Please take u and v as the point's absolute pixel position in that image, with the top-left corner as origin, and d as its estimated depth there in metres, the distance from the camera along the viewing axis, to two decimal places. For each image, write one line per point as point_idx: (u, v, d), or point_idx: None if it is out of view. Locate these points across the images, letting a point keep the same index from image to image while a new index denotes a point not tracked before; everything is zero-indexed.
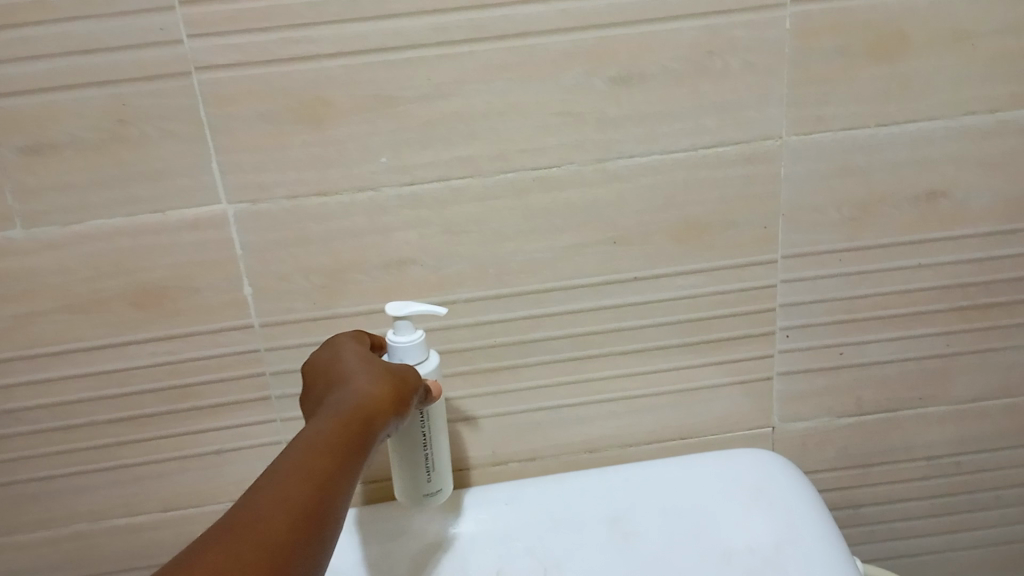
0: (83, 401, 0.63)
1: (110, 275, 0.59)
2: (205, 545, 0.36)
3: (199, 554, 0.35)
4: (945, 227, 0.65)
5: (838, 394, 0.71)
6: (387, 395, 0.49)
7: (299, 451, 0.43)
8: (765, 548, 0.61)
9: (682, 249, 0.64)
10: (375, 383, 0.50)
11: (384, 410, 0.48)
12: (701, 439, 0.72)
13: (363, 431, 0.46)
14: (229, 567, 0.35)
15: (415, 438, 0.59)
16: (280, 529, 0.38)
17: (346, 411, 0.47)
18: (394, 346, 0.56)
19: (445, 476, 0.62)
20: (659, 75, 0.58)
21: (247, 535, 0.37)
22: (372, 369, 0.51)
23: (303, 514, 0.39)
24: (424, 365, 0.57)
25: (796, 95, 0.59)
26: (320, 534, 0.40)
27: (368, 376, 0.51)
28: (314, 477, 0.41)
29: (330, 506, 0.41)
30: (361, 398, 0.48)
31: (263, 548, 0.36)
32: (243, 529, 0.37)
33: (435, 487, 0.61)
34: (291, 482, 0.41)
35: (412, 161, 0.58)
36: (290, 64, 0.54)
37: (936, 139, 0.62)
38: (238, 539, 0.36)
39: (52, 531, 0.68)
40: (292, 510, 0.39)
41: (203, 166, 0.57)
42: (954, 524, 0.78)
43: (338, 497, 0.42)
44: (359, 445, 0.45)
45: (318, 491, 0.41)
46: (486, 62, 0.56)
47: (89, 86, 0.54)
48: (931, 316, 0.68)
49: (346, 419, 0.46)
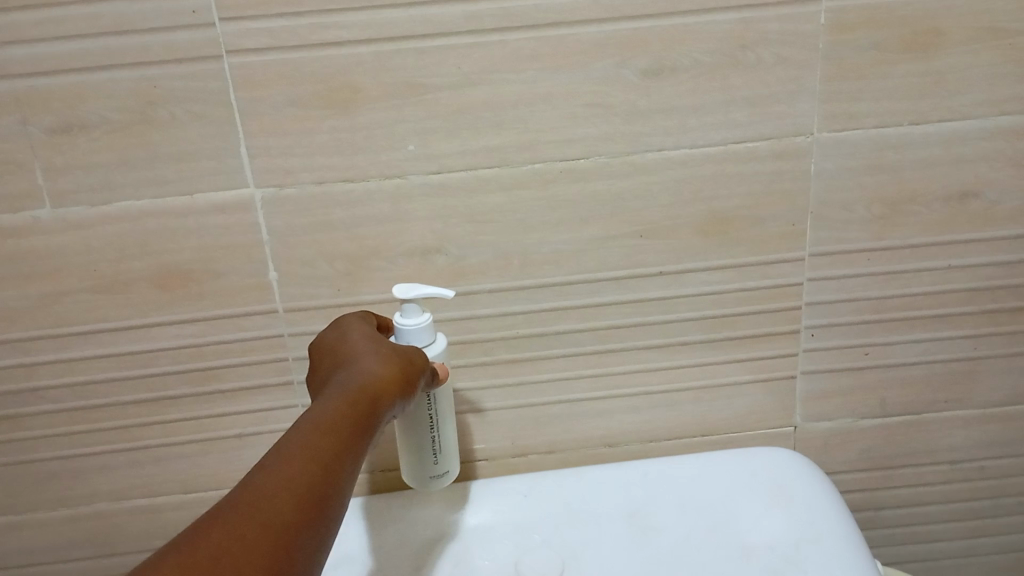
0: (106, 381, 0.63)
1: (136, 256, 0.59)
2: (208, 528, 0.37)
3: (202, 539, 0.36)
4: (976, 228, 0.64)
5: (862, 394, 0.70)
6: (392, 375, 0.49)
7: (305, 429, 0.43)
8: (784, 546, 0.61)
9: (708, 244, 0.63)
10: (381, 363, 0.49)
11: (390, 390, 0.48)
12: (721, 436, 0.72)
13: (368, 411, 0.46)
14: (229, 554, 0.36)
15: (423, 421, 0.59)
16: (284, 513, 0.38)
17: (351, 391, 0.46)
18: (401, 329, 0.56)
19: (453, 460, 0.62)
20: (690, 67, 0.57)
21: (250, 519, 0.37)
22: (378, 350, 0.51)
23: (307, 497, 0.40)
24: (432, 348, 0.57)
25: (828, 90, 0.59)
26: (324, 516, 0.40)
27: (375, 356, 0.50)
28: (320, 457, 0.42)
29: (335, 487, 0.41)
30: (366, 378, 0.48)
31: (265, 532, 0.37)
32: (247, 513, 0.37)
33: (441, 470, 0.61)
34: (296, 461, 0.41)
35: (439, 149, 0.58)
36: (321, 49, 0.54)
37: (969, 138, 0.61)
38: (241, 524, 0.37)
39: (73, 510, 0.68)
40: (297, 492, 0.39)
41: (231, 149, 0.57)
42: (976, 529, 0.77)
43: (344, 477, 0.42)
44: (365, 425, 0.45)
45: (323, 472, 0.41)
46: (516, 51, 0.55)
47: (120, 68, 0.54)
48: (959, 318, 0.68)
49: (351, 399, 0.46)
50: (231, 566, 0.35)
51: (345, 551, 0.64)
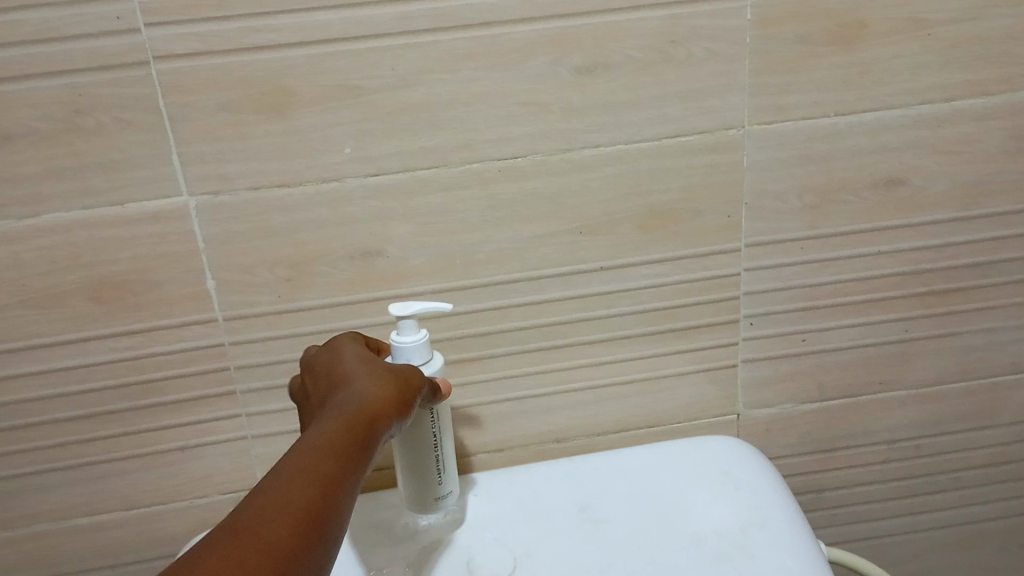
0: (41, 398, 0.61)
1: (67, 269, 0.58)
2: (208, 554, 0.36)
3: (201, 564, 0.36)
4: (903, 214, 0.66)
5: (801, 380, 0.72)
6: (390, 396, 0.49)
7: (304, 452, 0.43)
8: (732, 531, 0.62)
9: (648, 238, 0.64)
10: (377, 385, 0.49)
11: (388, 410, 0.48)
12: (667, 427, 0.73)
13: (368, 434, 0.46)
14: None
15: (426, 440, 0.60)
16: (283, 536, 0.38)
17: (350, 413, 0.46)
18: (399, 346, 0.57)
19: (453, 478, 0.63)
20: (624, 64, 0.58)
21: (251, 543, 0.37)
22: (374, 371, 0.51)
23: (307, 518, 0.39)
24: (430, 366, 0.57)
25: (758, 83, 0.60)
26: (325, 535, 0.40)
27: (370, 377, 0.50)
28: (320, 479, 0.41)
29: (336, 507, 0.41)
30: (363, 401, 0.47)
31: (265, 556, 0.37)
32: (248, 536, 0.37)
33: (444, 489, 0.63)
34: (295, 484, 0.41)
35: (377, 151, 0.58)
36: (251, 53, 0.54)
37: (893, 126, 0.63)
38: (241, 549, 0.37)
39: (11, 532, 0.66)
40: (296, 515, 0.39)
41: (163, 156, 0.56)
42: (913, 506, 0.80)
43: (344, 497, 0.42)
44: (364, 445, 0.45)
45: (323, 493, 0.41)
46: (450, 52, 0.56)
47: (43, 76, 0.53)
48: (890, 302, 0.70)
49: (351, 421, 0.46)
50: None
51: None
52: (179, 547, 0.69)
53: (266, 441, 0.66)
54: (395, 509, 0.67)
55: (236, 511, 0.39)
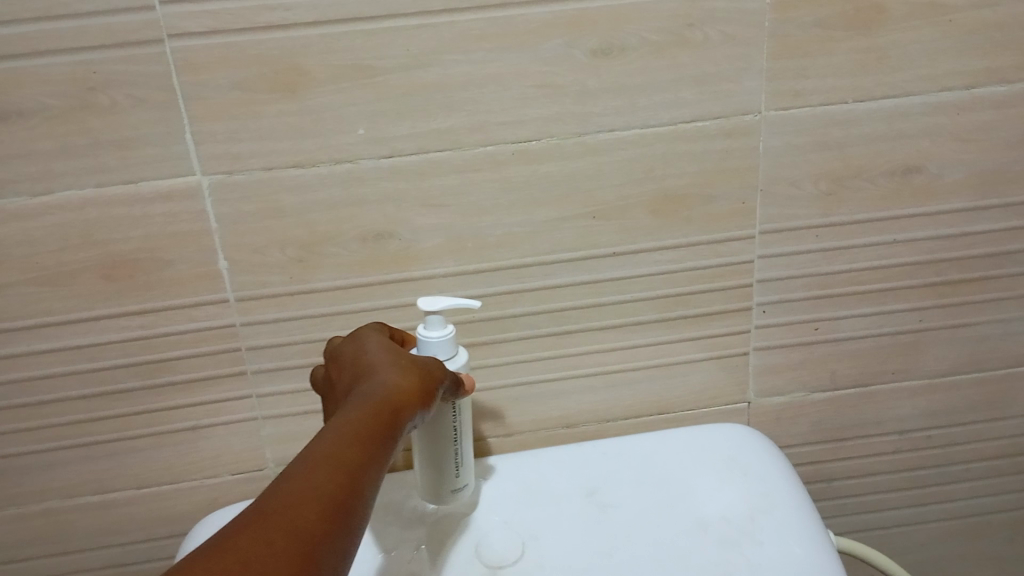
0: (52, 375, 0.62)
1: (79, 246, 0.58)
2: (236, 536, 0.36)
3: (229, 545, 0.36)
4: (919, 202, 0.66)
5: (813, 368, 0.72)
6: (413, 386, 0.49)
7: (329, 441, 0.43)
8: (739, 518, 0.62)
9: (660, 223, 0.64)
10: (400, 376, 0.49)
11: (412, 401, 0.48)
12: (677, 414, 0.73)
13: (392, 423, 0.46)
14: (259, 559, 0.35)
15: (447, 434, 0.60)
16: (309, 520, 0.38)
17: (374, 403, 0.46)
18: (424, 340, 0.57)
19: (470, 472, 0.63)
20: (639, 46, 0.57)
21: (279, 526, 0.37)
22: (397, 362, 0.51)
23: (332, 504, 0.39)
24: (454, 361, 0.58)
25: (774, 68, 0.59)
26: (350, 522, 0.40)
27: (394, 367, 0.50)
28: (344, 466, 0.41)
29: (360, 494, 0.41)
30: (387, 391, 0.47)
31: (292, 539, 0.37)
32: (275, 520, 0.37)
33: (461, 483, 0.63)
34: (321, 471, 0.41)
35: (390, 132, 0.57)
36: (265, 31, 0.53)
37: (911, 113, 0.62)
38: (269, 531, 0.37)
39: (22, 508, 0.67)
40: (323, 500, 0.39)
41: (176, 135, 0.56)
42: (923, 497, 0.80)
43: (368, 484, 0.42)
44: (388, 435, 0.45)
45: (347, 480, 0.41)
46: (464, 32, 0.55)
47: (57, 52, 0.52)
48: (904, 291, 0.69)
49: (375, 410, 0.46)
50: (261, 570, 0.35)
51: None
52: (188, 526, 0.70)
53: (276, 421, 0.66)
54: (404, 492, 0.67)
55: (262, 497, 0.39)
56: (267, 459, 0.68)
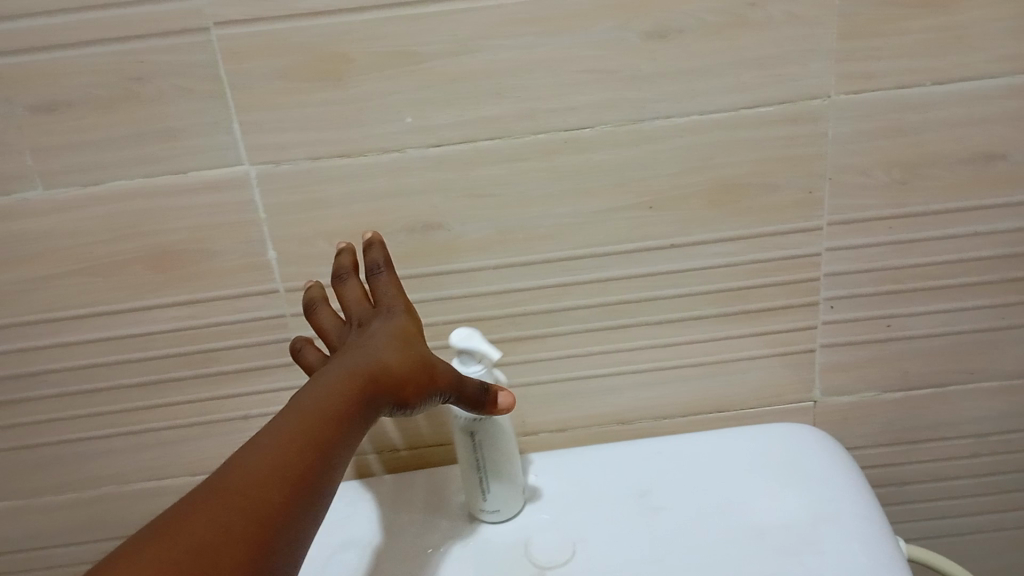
0: (104, 364, 0.62)
1: (128, 237, 0.58)
2: (197, 508, 0.40)
3: (189, 517, 0.39)
4: (1001, 192, 0.61)
5: (883, 367, 0.68)
6: (404, 373, 0.50)
7: (306, 411, 0.46)
8: (800, 524, 0.59)
9: (719, 214, 0.61)
10: (394, 358, 0.51)
11: (395, 386, 0.50)
12: (737, 411, 0.70)
13: (366, 404, 0.49)
14: (213, 544, 0.39)
15: (468, 458, 0.60)
16: (268, 501, 0.41)
17: (356, 380, 0.49)
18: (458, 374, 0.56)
19: (503, 499, 0.61)
20: (696, 28, 0.54)
21: (237, 508, 0.40)
22: (399, 342, 0.52)
23: (294, 485, 0.43)
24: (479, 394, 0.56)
25: (843, 49, 0.56)
26: (309, 505, 0.43)
27: (394, 346, 0.51)
28: (314, 443, 0.45)
29: (325, 472, 0.45)
30: (374, 372, 0.49)
31: (254, 521, 0.40)
32: (235, 497, 0.41)
33: (491, 507, 0.61)
34: (289, 447, 0.44)
35: (436, 120, 0.56)
36: (308, 18, 0.52)
37: (993, 97, 0.58)
38: (230, 507, 0.40)
39: (79, 494, 0.68)
40: (285, 481, 0.43)
41: (222, 125, 0.55)
42: (1001, 503, 0.75)
43: (337, 461, 0.46)
44: (360, 416, 0.48)
45: (312, 462, 0.44)
46: (512, 16, 0.53)
47: (102, 42, 0.52)
48: (983, 287, 0.65)
49: (356, 388, 0.48)
50: (215, 554, 0.38)
51: (354, 535, 0.63)
52: None
53: None
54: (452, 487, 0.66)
55: (236, 455, 0.44)
56: None
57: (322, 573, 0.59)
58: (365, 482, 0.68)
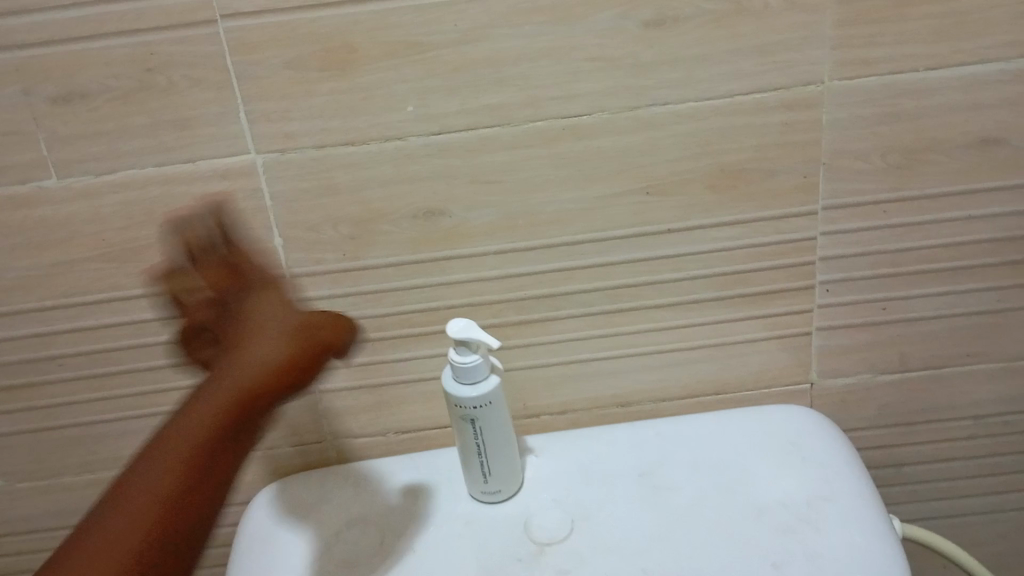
0: (121, 347, 0.64)
1: (142, 224, 0.60)
2: (88, 538, 0.54)
3: (88, 543, 0.54)
4: (998, 177, 0.62)
5: (882, 350, 0.69)
6: (289, 362, 0.57)
7: (182, 441, 0.56)
8: (797, 503, 0.60)
9: (718, 199, 0.62)
10: (274, 353, 0.57)
11: (273, 385, 0.57)
12: (738, 393, 0.71)
13: (242, 413, 0.57)
14: None
15: (469, 445, 0.61)
16: (152, 518, 0.54)
17: (220, 402, 0.56)
18: (457, 364, 0.57)
19: (504, 480, 0.63)
20: (695, 16, 0.55)
21: (108, 551, 0.53)
22: (278, 331, 0.58)
23: (166, 509, 0.55)
24: (481, 385, 0.58)
25: (839, 36, 0.57)
26: (196, 511, 0.56)
27: (274, 339, 0.57)
28: (184, 467, 0.56)
29: (196, 486, 0.56)
30: (253, 381, 0.57)
31: (140, 534, 0.54)
32: (110, 535, 0.54)
33: (492, 489, 0.63)
34: (165, 477, 0.55)
35: (440, 109, 0.57)
36: (316, 10, 0.54)
37: (989, 83, 0.59)
38: (111, 533, 0.54)
39: (97, 474, 0.70)
40: (152, 513, 0.55)
41: (232, 114, 0.57)
42: (1000, 485, 0.76)
43: (218, 474, 0.57)
44: (237, 422, 0.57)
45: (181, 481, 0.55)
46: (514, 6, 0.54)
47: (116, 35, 0.54)
48: (981, 271, 0.66)
49: (221, 412, 0.56)
50: None
51: (362, 512, 0.65)
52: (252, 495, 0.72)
53: (334, 395, 0.68)
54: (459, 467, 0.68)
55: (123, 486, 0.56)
56: (326, 432, 0.70)
57: (330, 552, 0.61)
58: (373, 461, 0.69)
